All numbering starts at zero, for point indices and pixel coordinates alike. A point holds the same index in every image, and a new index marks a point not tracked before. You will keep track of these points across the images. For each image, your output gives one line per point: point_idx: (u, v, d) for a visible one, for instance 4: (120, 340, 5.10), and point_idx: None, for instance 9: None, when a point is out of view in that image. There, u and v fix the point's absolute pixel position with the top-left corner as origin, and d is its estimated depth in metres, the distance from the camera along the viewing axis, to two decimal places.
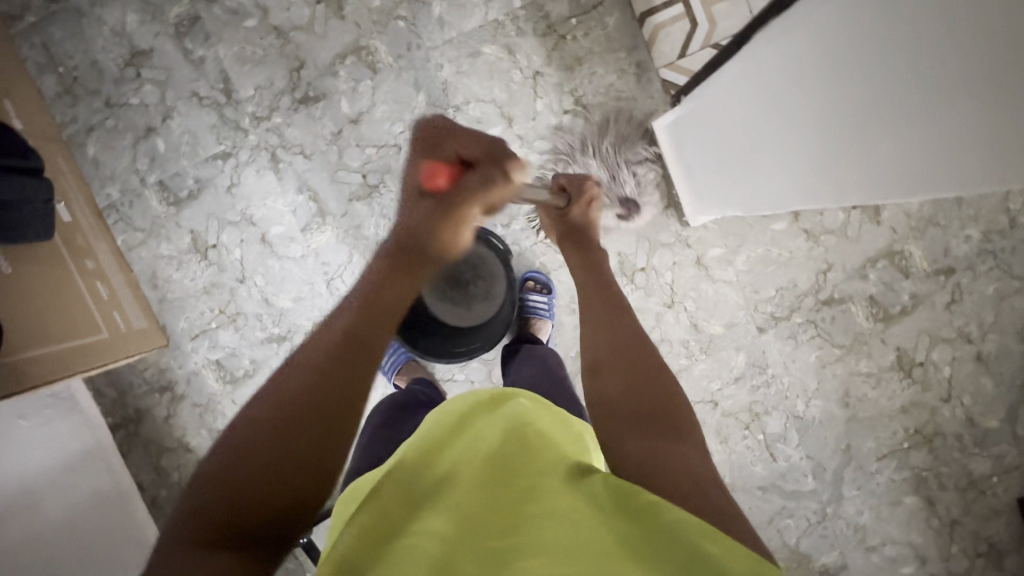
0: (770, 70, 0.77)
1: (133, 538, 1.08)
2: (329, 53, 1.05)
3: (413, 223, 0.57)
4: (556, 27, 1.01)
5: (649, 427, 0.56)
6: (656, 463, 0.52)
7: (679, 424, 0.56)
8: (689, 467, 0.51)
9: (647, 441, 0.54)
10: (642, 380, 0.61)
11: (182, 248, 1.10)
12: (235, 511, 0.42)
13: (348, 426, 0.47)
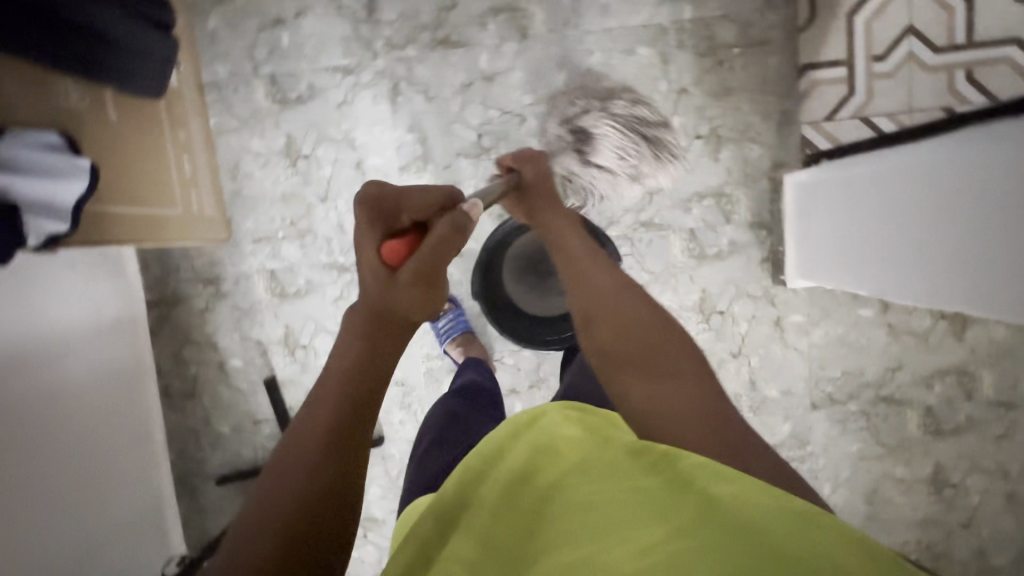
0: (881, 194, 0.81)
1: (134, 419, 1.06)
2: (483, 2, 1.01)
3: (382, 305, 0.50)
4: (717, 50, 0.98)
5: (650, 370, 0.58)
6: (675, 410, 0.54)
7: (684, 364, 0.58)
8: (703, 398, 0.56)
9: (664, 388, 0.56)
10: (630, 324, 0.62)
11: (273, 148, 1.07)
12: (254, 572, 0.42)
13: (347, 493, 0.46)
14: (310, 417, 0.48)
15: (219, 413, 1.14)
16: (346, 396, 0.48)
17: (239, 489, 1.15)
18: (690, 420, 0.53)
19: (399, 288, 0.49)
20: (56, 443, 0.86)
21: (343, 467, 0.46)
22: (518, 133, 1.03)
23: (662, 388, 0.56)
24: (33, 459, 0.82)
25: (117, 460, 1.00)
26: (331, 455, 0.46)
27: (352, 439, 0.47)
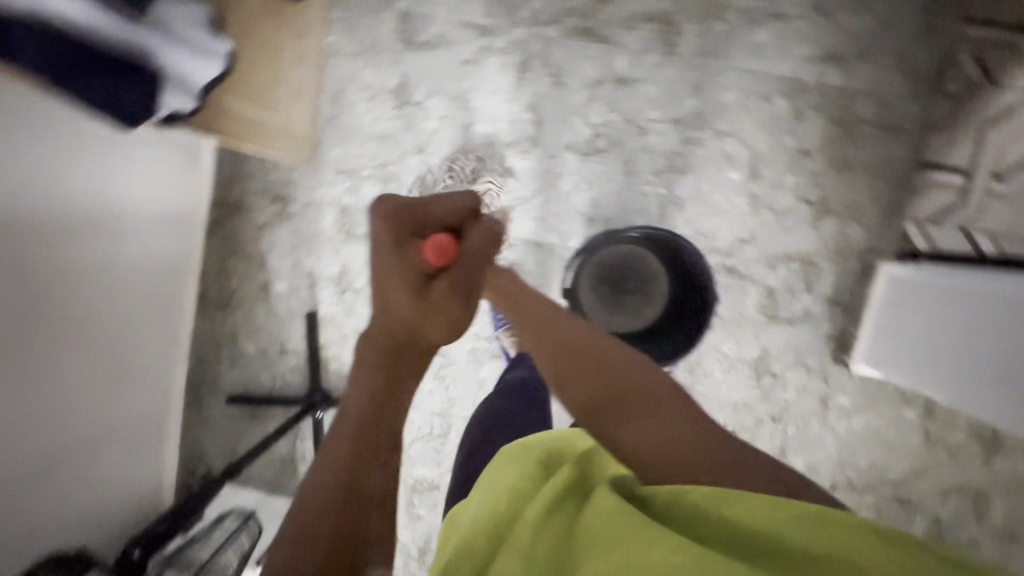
0: (945, 311, 0.82)
1: (169, 317, 1.02)
2: (640, 5, 0.98)
3: (407, 322, 0.44)
4: (851, 123, 0.98)
5: (638, 406, 0.49)
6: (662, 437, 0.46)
7: (653, 382, 0.52)
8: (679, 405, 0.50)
9: (646, 424, 0.47)
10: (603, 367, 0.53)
11: (383, 85, 1.03)
12: None
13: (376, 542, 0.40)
14: (325, 477, 0.40)
15: (249, 332, 1.10)
16: (348, 457, 0.40)
17: (247, 413, 1.12)
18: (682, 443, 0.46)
19: (439, 301, 0.44)
20: (92, 324, 0.82)
21: (352, 537, 0.38)
22: (632, 144, 1.01)
23: (666, 430, 0.47)
24: (67, 335, 0.78)
25: (144, 351, 0.97)
26: (359, 515, 0.39)
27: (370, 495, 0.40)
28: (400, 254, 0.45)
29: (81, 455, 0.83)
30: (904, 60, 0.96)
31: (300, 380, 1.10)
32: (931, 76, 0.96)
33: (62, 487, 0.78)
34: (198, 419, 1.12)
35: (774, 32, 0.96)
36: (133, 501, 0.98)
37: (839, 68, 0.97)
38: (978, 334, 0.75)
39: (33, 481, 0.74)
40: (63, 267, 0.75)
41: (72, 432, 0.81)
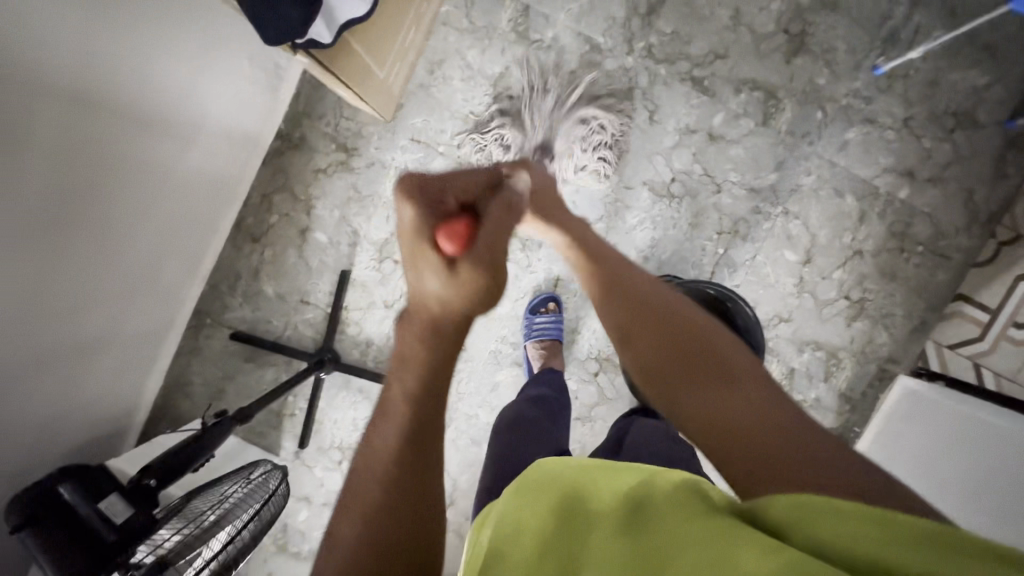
0: (966, 432, 0.87)
1: (205, 234, 0.98)
2: (750, 71, 1.00)
3: (433, 297, 0.39)
4: (906, 239, 1.03)
5: (687, 369, 0.44)
6: (693, 402, 0.41)
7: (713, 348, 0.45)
8: (725, 371, 0.43)
9: (691, 396, 0.42)
10: (657, 322, 0.49)
11: (484, 70, 1.01)
12: None
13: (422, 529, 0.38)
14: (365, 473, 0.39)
15: (272, 273, 1.06)
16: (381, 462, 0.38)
17: (246, 354, 1.07)
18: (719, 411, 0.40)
19: (452, 284, 0.39)
20: (123, 229, 0.78)
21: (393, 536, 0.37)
22: (706, 198, 1.03)
23: (707, 398, 0.41)
24: (94, 235, 0.73)
25: (165, 269, 0.92)
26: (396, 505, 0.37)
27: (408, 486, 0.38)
28: (419, 227, 0.41)
29: (70, 359, 0.78)
30: (968, 196, 1.02)
31: (311, 335, 1.06)
32: (986, 217, 1.02)
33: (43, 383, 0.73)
34: (193, 345, 1.06)
35: (862, 134, 1.01)
36: (102, 419, 0.92)
37: (910, 185, 1.02)
38: (999, 459, 0.80)
39: (20, 374, 0.69)
40: (115, 166, 0.71)
41: (69, 332, 0.76)
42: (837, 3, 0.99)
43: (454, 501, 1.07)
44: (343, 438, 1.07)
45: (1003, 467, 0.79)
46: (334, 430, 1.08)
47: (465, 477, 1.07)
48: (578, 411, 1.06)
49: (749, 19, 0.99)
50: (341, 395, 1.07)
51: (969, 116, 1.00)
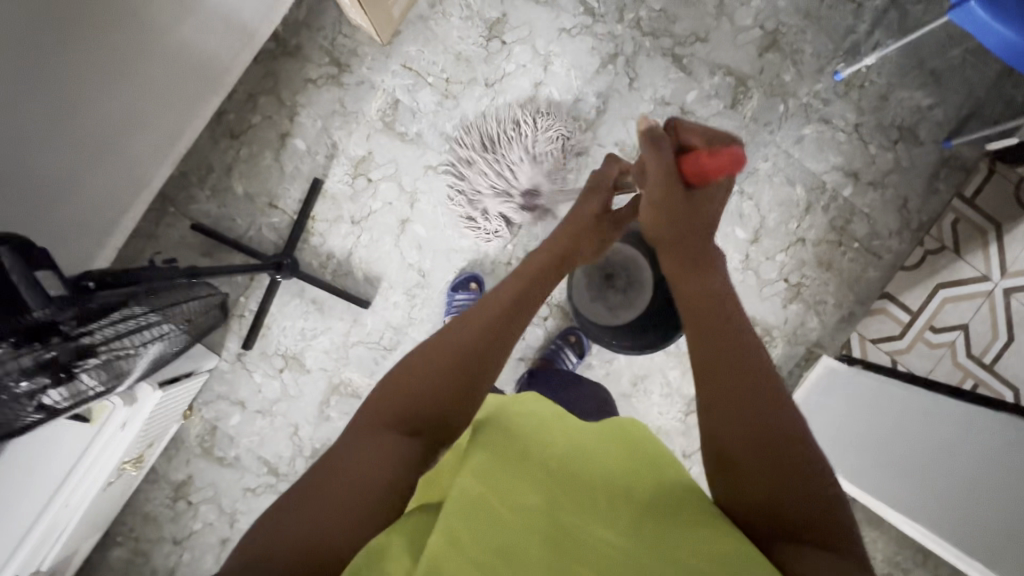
0: (875, 400, 0.97)
1: (187, 117, 0.99)
2: (726, 58, 1.09)
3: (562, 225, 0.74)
4: (845, 235, 1.11)
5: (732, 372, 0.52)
6: (736, 425, 0.50)
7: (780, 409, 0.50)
8: (773, 444, 0.48)
9: (733, 415, 0.50)
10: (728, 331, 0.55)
11: (482, 13, 1.06)
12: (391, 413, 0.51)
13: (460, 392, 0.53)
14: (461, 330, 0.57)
15: (245, 172, 1.07)
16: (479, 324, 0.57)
17: (205, 248, 1.07)
18: (749, 462, 0.48)
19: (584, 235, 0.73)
20: (88, 77, 0.76)
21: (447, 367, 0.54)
22: None
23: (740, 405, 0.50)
24: (57, 75, 0.71)
25: (136, 137, 0.92)
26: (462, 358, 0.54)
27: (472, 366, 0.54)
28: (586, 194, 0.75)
29: (20, 197, 0.76)
30: (903, 204, 1.11)
31: (274, 240, 1.07)
32: (917, 225, 1.12)
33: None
34: (153, 233, 1.06)
35: (817, 133, 1.10)
36: None
37: (854, 185, 1.11)
38: (902, 424, 0.91)
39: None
40: (85, 5, 0.70)
41: (18, 169, 0.73)
42: (809, 11, 1.08)
43: None
44: (290, 345, 1.08)
45: (903, 432, 0.90)
46: (281, 337, 1.08)
47: None
48: (522, 351, 1.10)
49: (732, 11, 1.08)
50: (294, 302, 1.08)
51: (912, 132, 1.10)
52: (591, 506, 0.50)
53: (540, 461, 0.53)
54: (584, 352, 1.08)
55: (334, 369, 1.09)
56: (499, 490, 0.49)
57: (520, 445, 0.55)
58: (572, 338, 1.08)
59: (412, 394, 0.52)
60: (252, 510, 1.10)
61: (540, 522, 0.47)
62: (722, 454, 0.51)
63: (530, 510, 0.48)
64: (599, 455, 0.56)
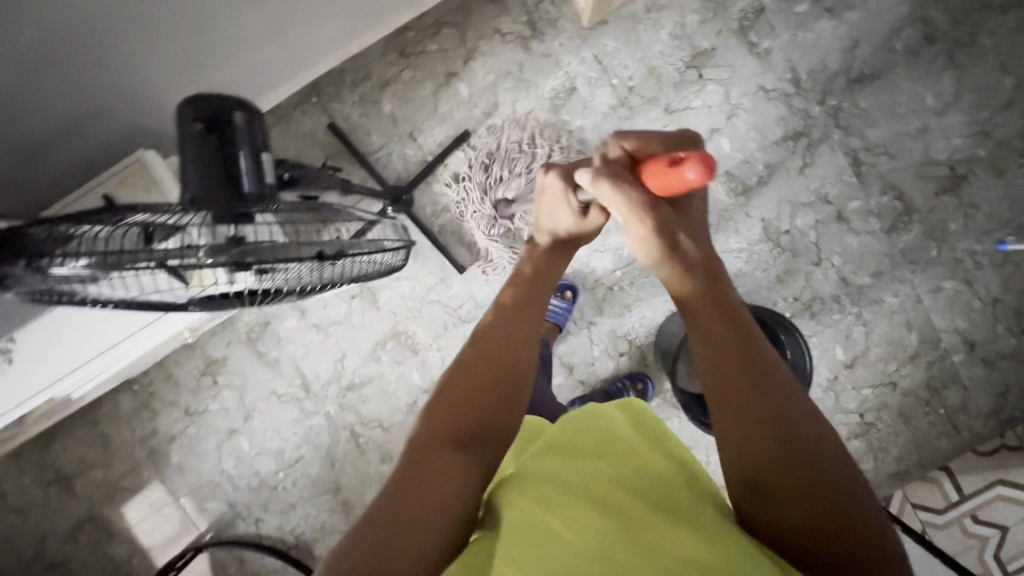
0: None
1: (371, 23, 0.99)
2: (903, 182, 1.05)
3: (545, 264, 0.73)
4: (935, 397, 1.09)
5: (757, 404, 0.50)
6: (768, 459, 0.48)
7: (780, 395, 0.50)
8: (795, 449, 0.48)
9: (761, 441, 0.49)
10: (756, 386, 0.51)
11: (693, 39, 1.02)
12: (441, 419, 0.56)
13: (487, 417, 0.57)
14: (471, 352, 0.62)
15: (399, 93, 1.03)
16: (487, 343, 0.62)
17: (330, 151, 1.03)
18: (797, 491, 0.47)
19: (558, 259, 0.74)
20: None
21: (470, 372, 0.59)
22: (804, 264, 1.06)
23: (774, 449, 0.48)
24: None
25: (323, 26, 0.91)
26: (477, 362, 0.60)
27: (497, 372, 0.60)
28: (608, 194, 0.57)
29: (203, 38, 0.77)
30: (1003, 391, 1.09)
31: (399, 170, 1.04)
32: (1007, 417, 1.09)
33: (173, 36, 0.74)
34: (288, 114, 1.03)
35: (954, 290, 1.06)
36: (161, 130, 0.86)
37: (966, 354, 1.08)
38: None
39: (141, 13, 0.68)
40: None
41: (204, 12, 0.74)
42: (1004, 171, 1.04)
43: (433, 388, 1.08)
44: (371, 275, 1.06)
45: None
46: None
47: None
48: (586, 375, 1.08)
49: (931, 139, 1.04)
50: None
51: None
52: (624, 496, 0.53)
53: (579, 463, 0.57)
54: (645, 403, 1.05)
55: (402, 317, 1.07)
56: (551, 490, 0.53)
57: (557, 466, 0.56)
58: (640, 386, 1.04)
59: (447, 417, 0.56)
60: (270, 414, 1.09)
61: (588, 531, 0.49)
62: (752, 480, 0.49)
63: (574, 511, 0.51)
64: (626, 448, 0.59)
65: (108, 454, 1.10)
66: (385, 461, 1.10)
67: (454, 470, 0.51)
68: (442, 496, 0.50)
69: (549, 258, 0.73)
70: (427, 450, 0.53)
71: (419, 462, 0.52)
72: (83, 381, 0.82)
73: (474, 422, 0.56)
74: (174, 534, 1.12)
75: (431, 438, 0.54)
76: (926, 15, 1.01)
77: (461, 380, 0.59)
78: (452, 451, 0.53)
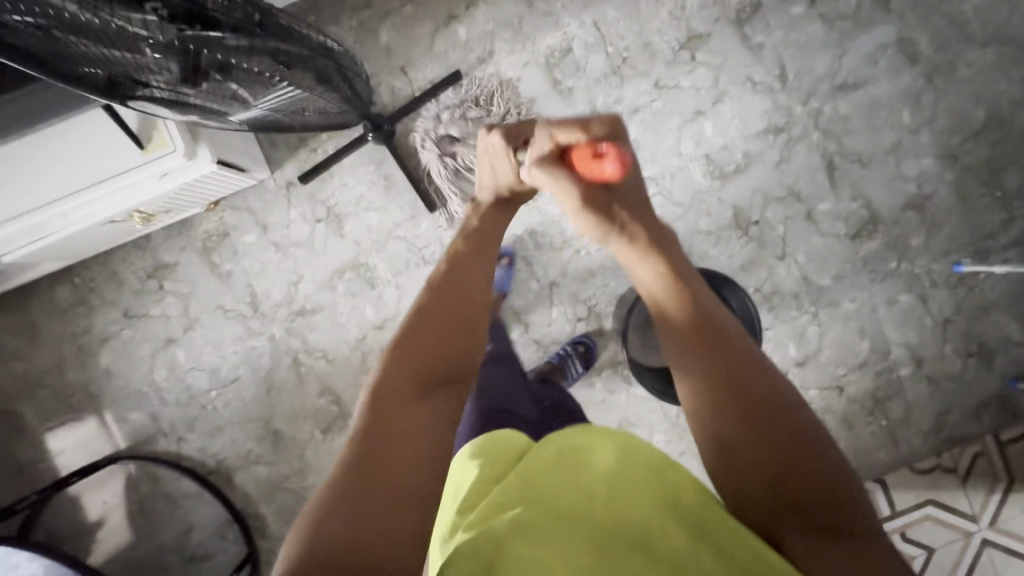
0: None
1: None
2: (872, 192, 1.08)
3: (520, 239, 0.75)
4: (878, 407, 1.10)
5: (700, 360, 0.52)
6: (716, 409, 0.49)
7: (722, 349, 0.52)
8: (730, 387, 0.49)
9: (710, 393, 0.50)
10: (699, 345, 0.52)
11: (691, 22, 1.05)
12: (401, 369, 0.55)
13: (445, 366, 0.57)
14: (432, 304, 0.61)
15: (398, 27, 1.03)
16: (450, 300, 0.62)
17: None
18: (755, 449, 0.46)
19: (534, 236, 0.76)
20: None
21: (429, 321, 0.59)
22: (768, 256, 1.07)
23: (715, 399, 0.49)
24: None
25: None
26: (434, 317, 0.60)
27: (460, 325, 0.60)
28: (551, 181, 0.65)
29: None
30: (943, 411, 1.10)
31: (385, 102, 1.03)
32: (946, 437, 1.10)
33: None
34: None
35: (908, 305, 1.09)
36: None
37: (913, 369, 1.10)
38: None
39: None
40: None
41: None
42: (967, 196, 1.08)
43: (385, 326, 1.05)
44: (340, 202, 1.04)
45: None
46: (335, 191, 1.04)
47: (409, 314, 1.05)
48: (540, 335, 1.07)
49: (902, 155, 1.07)
50: (367, 168, 1.04)
51: (990, 354, 1.09)
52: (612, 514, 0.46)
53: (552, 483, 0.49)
54: (589, 365, 1.04)
55: (365, 248, 1.05)
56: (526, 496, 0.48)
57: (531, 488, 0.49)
58: (583, 349, 1.04)
59: (405, 365, 0.56)
60: (212, 328, 1.05)
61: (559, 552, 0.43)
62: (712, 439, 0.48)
63: (544, 532, 0.44)
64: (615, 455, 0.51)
65: (34, 346, 1.05)
66: (324, 395, 1.06)
67: (412, 428, 0.50)
68: (393, 464, 0.47)
69: (496, 212, 0.75)
70: (385, 409, 0.51)
71: (379, 421, 0.50)
72: (8, 243, 0.78)
73: (431, 371, 0.56)
74: (88, 441, 1.06)
75: (393, 390, 0.53)
76: (913, 37, 1.06)
77: (419, 330, 0.59)
78: (410, 400, 0.53)
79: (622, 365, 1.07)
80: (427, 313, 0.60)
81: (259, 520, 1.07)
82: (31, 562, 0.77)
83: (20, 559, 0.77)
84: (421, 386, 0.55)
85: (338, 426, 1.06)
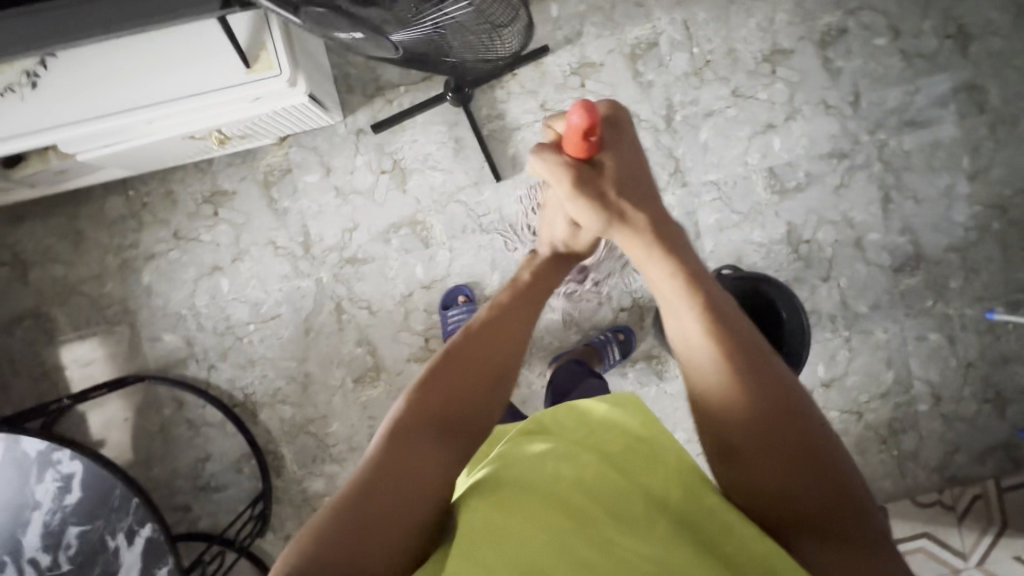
0: None
1: None
2: (920, 229, 1.10)
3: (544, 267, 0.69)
4: (891, 437, 1.13)
5: (726, 414, 0.47)
6: (750, 466, 0.46)
7: (749, 385, 0.46)
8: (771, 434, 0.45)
9: (748, 455, 0.46)
10: (726, 395, 0.47)
11: (777, 36, 1.06)
12: (419, 410, 0.53)
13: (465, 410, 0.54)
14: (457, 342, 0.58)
15: None
16: (474, 335, 0.59)
17: None
18: (791, 497, 0.44)
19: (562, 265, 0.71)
20: None
21: (448, 358, 0.57)
22: (812, 276, 1.10)
23: (753, 458, 0.45)
24: None
25: None
26: (457, 356, 0.57)
27: (482, 372, 0.56)
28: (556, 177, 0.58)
29: None
30: (952, 450, 1.14)
31: None
32: (951, 476, 1.14)
33: None
34: None
35: (935, 344, 1.12)
36: None
37: (930, 406, 1.13)
38: None
39: None
40: None
41: None
42: (1008, 248, 1.11)
43: (433, 286, 1.06)
44: (408, 157, 1.04)
45: None
46: (404, 146, 1.04)
47: (458, 279, 1.06)
48: (581, 319, 1.09)
49: (955, 199, 1.10)
50: (439, 128, 1.04)
51: (1005, 403, 1.13)
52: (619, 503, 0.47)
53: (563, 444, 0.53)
54: (626, 354, 1.06)
55: (425, 206, 1.05)
56: (514, 473, 0.49)
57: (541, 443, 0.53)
58: (622, 337, 1.05)
59: (427, 403, 0.53)
60: (260, 262, 1.05)
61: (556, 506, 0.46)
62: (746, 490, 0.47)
63: (539, 477, 0.49)
64: (624, 452, 0.52)
65: (76, 251, 1.04)
66: (361, 344, 1.06)
67: (417, 465, 0.49)
68: (395, 500, 0.47)
69: (548, 269, 0.70)
70: (400, 449, 0.50)
71: (391, 460, 0.49)
72: (83, 139, 0.77)
73: (444, 413, 0.53)
74: (117, 355, 1.05)
75: (411, 426, 0.51)
76: (984, 87, 1.09)
77: (437, 367, 0.56)
78: (425, 443, 0.50)
79: (656, 360, 1.09)
80: (451, 358, 0.56)
81: (277, 459, 1.07)
82: (73, 460, 0.76)
83: (63, 456, 0.76)
84: (440, 425, 0.52)
85: (370, 377, 1.06)
